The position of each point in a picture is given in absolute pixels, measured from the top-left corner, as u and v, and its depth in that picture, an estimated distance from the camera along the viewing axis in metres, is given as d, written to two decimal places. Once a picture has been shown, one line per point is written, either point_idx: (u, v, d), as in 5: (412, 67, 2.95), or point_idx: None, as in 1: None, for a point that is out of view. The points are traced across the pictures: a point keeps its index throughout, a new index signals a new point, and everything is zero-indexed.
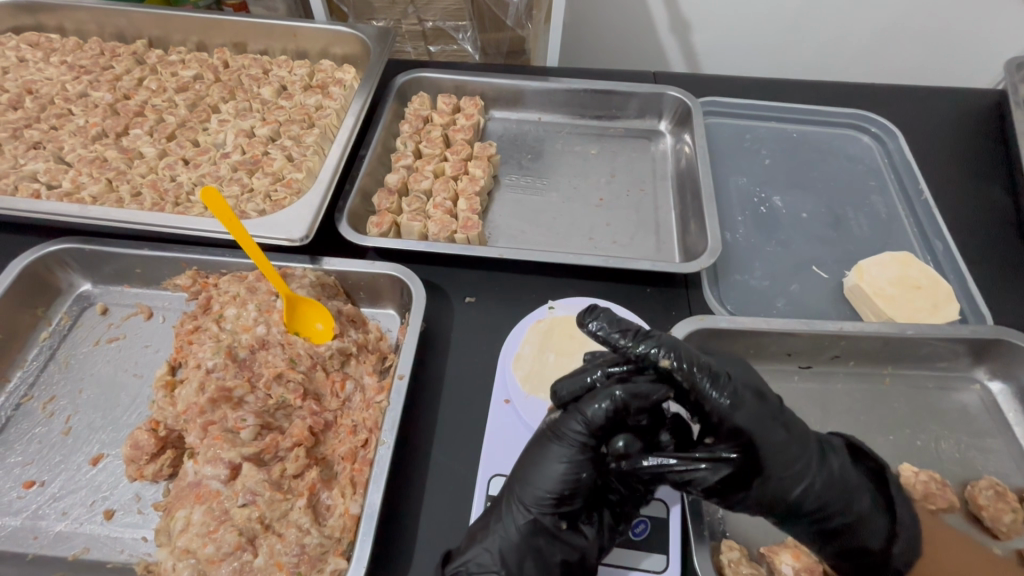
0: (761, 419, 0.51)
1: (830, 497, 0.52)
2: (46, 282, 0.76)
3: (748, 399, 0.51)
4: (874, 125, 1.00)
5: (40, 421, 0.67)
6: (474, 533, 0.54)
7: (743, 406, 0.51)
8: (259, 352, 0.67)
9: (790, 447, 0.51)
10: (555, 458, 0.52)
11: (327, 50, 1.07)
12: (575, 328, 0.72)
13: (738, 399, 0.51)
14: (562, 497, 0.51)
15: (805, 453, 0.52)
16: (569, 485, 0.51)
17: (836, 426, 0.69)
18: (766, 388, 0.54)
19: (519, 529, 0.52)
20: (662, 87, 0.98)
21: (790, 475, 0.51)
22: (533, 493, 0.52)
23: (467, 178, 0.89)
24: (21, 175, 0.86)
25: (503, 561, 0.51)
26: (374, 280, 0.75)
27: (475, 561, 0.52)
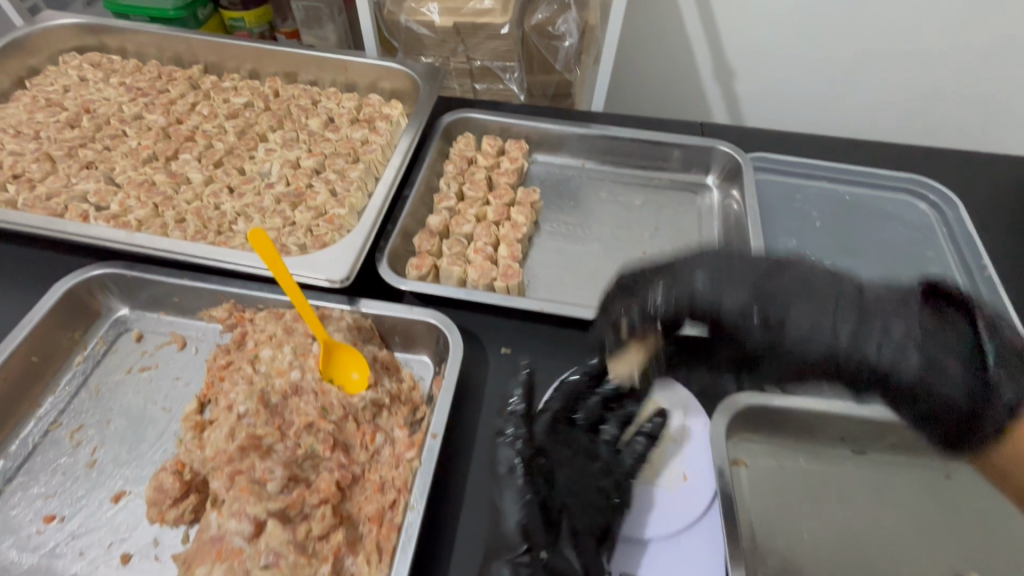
0: (765, 291, 0.58)
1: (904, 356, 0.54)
2: (86, 305, 0.76)
3: (764, 295, 0.58)
4: (932, 192, 0.96)
5: (66, 451, 0.66)
6: None
7: (723, 296, 0.59)
8: (291, 398, 0.65)
9: (816, 322, 0.56)
10: (509, 503, 0.58)
11: (376, 85, 1.08)
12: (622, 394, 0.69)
13: (693, 292, 0.60)
14: (527, 532, 0.55)
15: (767, 305, 0.57)
16: (529, 518, 0.56)
17: (895, 525, 0.63)
18: (736, 262, 0.60)
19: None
20: (712, 141, 0.96)
21: (803, 338, 0.56)
22: (504, 538, 0.57)
23: (510, 224, 0.87)
24: (72, 195, 0.88)
25: None
26: (411, 326, 0.73)
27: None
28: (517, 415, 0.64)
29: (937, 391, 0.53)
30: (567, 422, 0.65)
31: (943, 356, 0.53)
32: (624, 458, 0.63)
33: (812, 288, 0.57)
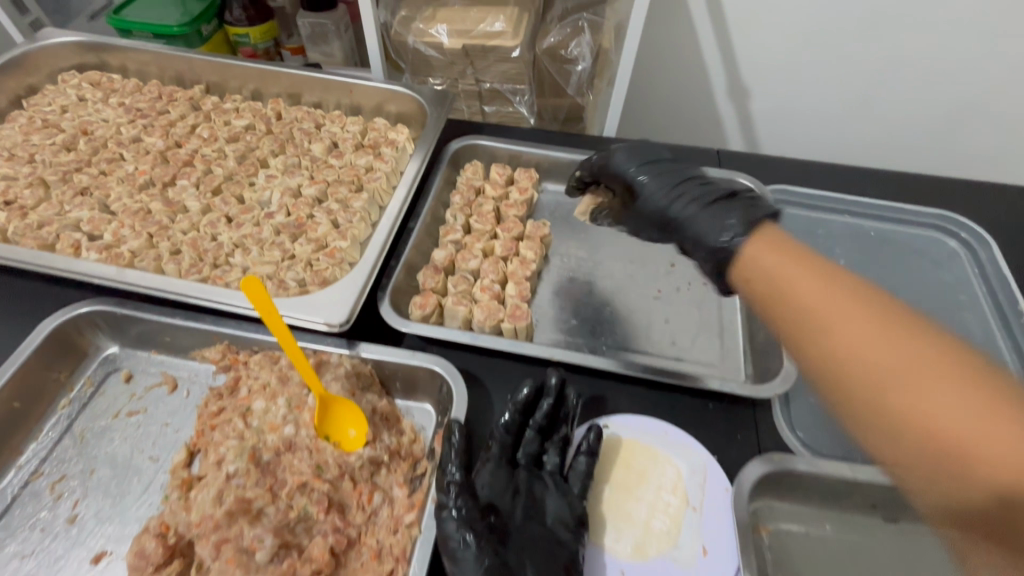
0: (641, 171, 0.77)
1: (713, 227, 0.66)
2: (74, 344, 0.73)
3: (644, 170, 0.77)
4: (964, 229, 0.92)
5: (46, 504, 0.63)
6: None
7: (615, 154, 0.80)
8: (285, 455, 0.61)
9: (669, 180, 0.74)
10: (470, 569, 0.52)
11: (382, 107, 1.05)
12: (634, 453, 0.64)
13: (608, 156, 0.81)
14: None
15: (648, 167, 0.77)
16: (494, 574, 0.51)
17: None
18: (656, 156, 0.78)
19: None
20: (731, 174, 0.92)
21: (646, 205, 0.75)
22: None
23: (518, 260, 0.83)
24: (64, 223, 0.85)
25: None
26: (413, 372, 0.69)
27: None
28: (458, 483, 0.56)
29: (710, 242, 0.66)
30: (507, 464, 0.60)
31: (716, 233, 0.66)
32: (572, 486, 0.60)
33: (655, 170, 0.76)
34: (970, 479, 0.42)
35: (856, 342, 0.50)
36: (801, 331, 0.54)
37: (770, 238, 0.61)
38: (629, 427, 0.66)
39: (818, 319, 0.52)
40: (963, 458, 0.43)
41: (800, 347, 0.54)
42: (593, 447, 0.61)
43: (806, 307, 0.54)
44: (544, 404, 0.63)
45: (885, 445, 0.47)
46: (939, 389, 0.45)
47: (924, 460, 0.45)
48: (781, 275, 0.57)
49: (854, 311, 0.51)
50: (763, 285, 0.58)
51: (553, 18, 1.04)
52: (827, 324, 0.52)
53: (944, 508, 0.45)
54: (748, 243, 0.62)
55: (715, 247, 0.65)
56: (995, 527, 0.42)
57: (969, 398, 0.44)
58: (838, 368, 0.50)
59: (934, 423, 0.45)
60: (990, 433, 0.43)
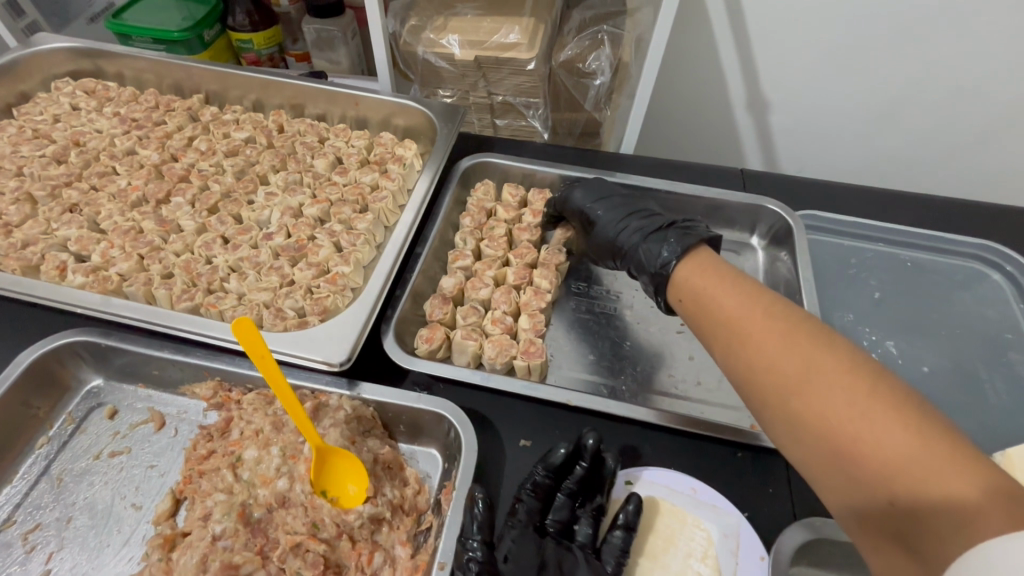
0: (593, 202, 0.81)
1: (654, 251, 0.69)
2: (55, 377, 0.68)
3: (598, 199, 0.80)
4: (1010, 262, 0.85)
5: (18, 558, 0.58)
6: None
7: (572, 188, 0.83)
8: (277, 511, 0.56)
9: (618, 208, 0.78)
10: None
11: (388, 121, 1.00)
12: (669, 519, 0.58)
13: (563, 190, 0.85)
14: None
15: (600, 196, 0.81)
16: None
17: None
18: (606, 189, 0.82)
19: None
20: (759, 198, 0.86)
21: (600, 234, 0.78)
22: None
23: (532, 289, 0.78)
24: (51, 243, 0.80)
25: None
26: (418, 416, 0.64)
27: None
28: (478, 562, 0.51)
29: (653, 265, 0.68)
30: (534, 534, 0.56)
31: (653, 255, 0.69)
32: (604, 563, 0.55)
33: (606, 199, 0.80)
34: (865, 477, 0.42)
35: (760, 347, 0.51)
36: (718, 340, 0.56)
37: (699, 258, 0.65)
38: (665, 488, 0.60)
39: (731, 326, 0.55)
40: (857, 455, 0.42)
41: (720, 356, 0.56)
42: (630, 521, 0.55)
43: (721, 317, 0.56)
44: (578, 468, 0.58)
45: (794, 447, 0.48)
46: (830, 390, 0.45)
47: (824, 458, 0.44)
48: (707, 293, 0.60)
49: (762, 319, 0.53)
50: (692, 303, 0.61)
51: (571, 30, 1.00)
52: (739, 332, 0.54)
53: (856, 513, 0.43)
54: (677, 264, 0.66)
55: (652, 269, 0.68)
56: (900, 531, 0.40)
57: (860, 399, 0.43)
58: (747, 375, 0.52)
59: (826, 419, 0.44)
60: (882, 433, 0.41)
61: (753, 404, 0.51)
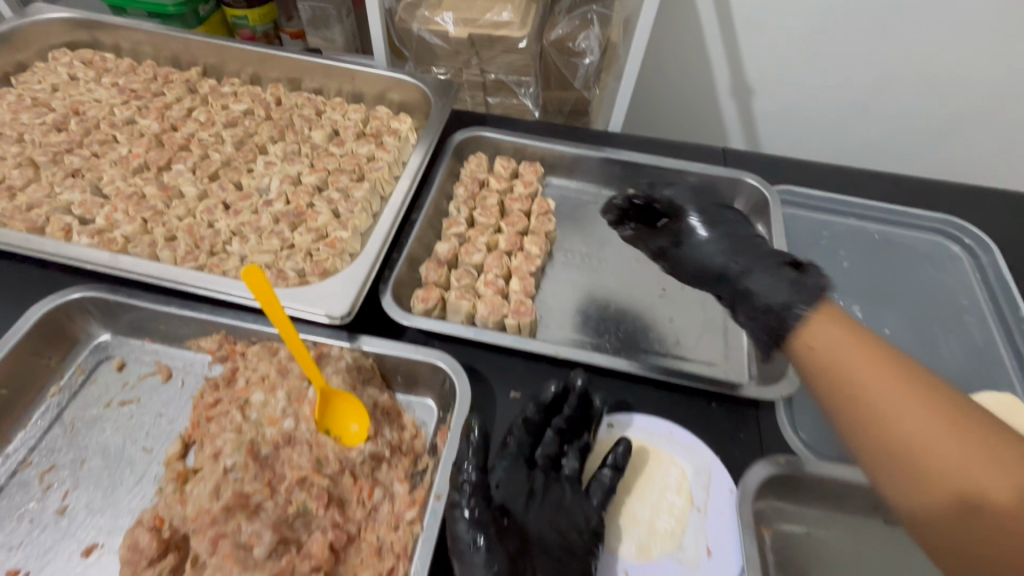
0: (700, 212, 0.74)
1: (779, 289, 0.60)
2: (64, 331, 0.70)
3: (707, 215, 0.73)
4: (967, 235, 0.92)
5: (35, 495, 0.61)
6: None
7: (681, 196, 0.76)
8: (283, 449, 0.60)
9: (729, 236, 0.70)
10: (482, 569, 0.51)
11: (384, 96, 1.03)
12: (648, 460, 0.63)
13: (668, 196, 0.76)
14: None
15: (705, 210, 0.74)
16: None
17: None
18: (718, 207, 0.74)
19: None
20: (738, 172, 0.92)
21: (702, 257, 0.70)
22: None
23: (522, 254, 0.82)
24: (55, 206, 0.82)
25: None
26: (415, 368, 0.68)
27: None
28: (472, 483, 0.55)
29: (772, 306, 0.59)
30: (524, 464, 0.59)
31: (778, 295, 0.59)
32: (590, 496, 0.59)
33: (708, 212, 0.73)
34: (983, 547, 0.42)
35: (878, 393, 0.48)
36: (822, 380, 0.52)
37: (839, 312, 0.56)
38: (644, 430, 0.65)
39: (839, 369, 0.51)
40: (975, 515, 0.43)
41: (830, 409, 0.52)
42: (618, 461, 0.60)
43: (842, 368, 0.51)
44: (565, 408, 0.62)
45: (899, 504, 0.47)
46: (959, 462, 0.44)
47: (940, 524, 0.44)
48: (830, 338, 0.53)
49: (893, 376, 0.49)
50: (814, 347, 0.53)
51: (562, 9, 1.03)
52: (862, 388, 0.49)
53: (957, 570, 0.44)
54: (814, 314, 0.55)
55: (769, 309, 0.59)
56: None
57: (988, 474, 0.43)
58: (859, 419, 0.49)
59: (949, 490, 0.44)
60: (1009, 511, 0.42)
61: (854, 446, 0.50)
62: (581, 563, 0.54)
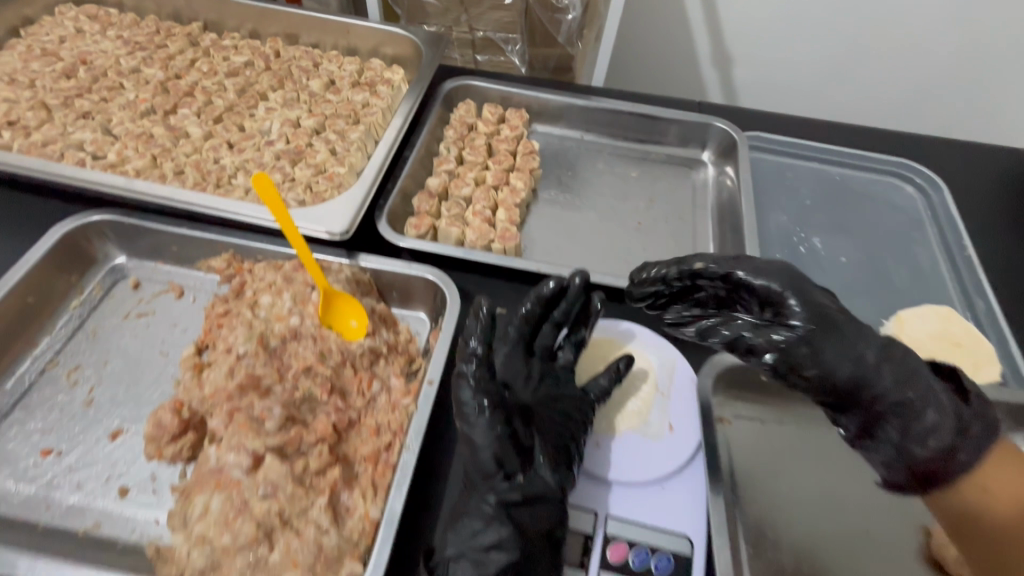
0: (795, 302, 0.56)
1: (932, 420, 0.51)
2: (83, 250, 0.76)
3: (813, 305, 0.55)
4: (918, 176, 0.99)
5: (63, 389, 0.67)
6: (449, 526, 0.55)
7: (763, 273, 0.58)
8: (290, 342, 0.66)
9: (848, 341, 0.54)
10: (484, 431, 0.56)
11: (377, 50, 1.08)
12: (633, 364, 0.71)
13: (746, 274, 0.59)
14: (499, 463, 0.56)
15: (802, 297, 0.56)
16: (500, 445, 0.56)
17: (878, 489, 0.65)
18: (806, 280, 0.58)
19: (485, 509, 0.55)
20: (709, 118, 0.99)
21: (825, 365, 0.53)
22: (476, 467, 0.56)
23: (508, 189, 0.89)
24: (68, 143, 0.87)
25: (485, 533, 0.53)
26: (409, 283, 0.74)
27: (475, 563, 0.52)
28: (479, 355, 0.59)
29: (925, 448, 0.51)
30: (523, 351, 0.65)
31: (934, 434, 0.50)
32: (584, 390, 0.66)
33: (814, 305, 0.55)
34: None
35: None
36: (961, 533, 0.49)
37: (1007, 451, 0.50)
38: (632, 338, 0.73)
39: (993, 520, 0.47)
40: None
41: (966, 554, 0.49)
42: (620, 370, 0.67)
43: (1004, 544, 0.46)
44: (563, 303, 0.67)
45: None
46: None
47: None
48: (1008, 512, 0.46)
49: None
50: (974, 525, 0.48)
51: None
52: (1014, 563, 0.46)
53: None
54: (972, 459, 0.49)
55: (920, 445, 0.51)
56: None
57: None
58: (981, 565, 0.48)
59: None
60: None
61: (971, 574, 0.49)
62: (575, 436, 0.61)
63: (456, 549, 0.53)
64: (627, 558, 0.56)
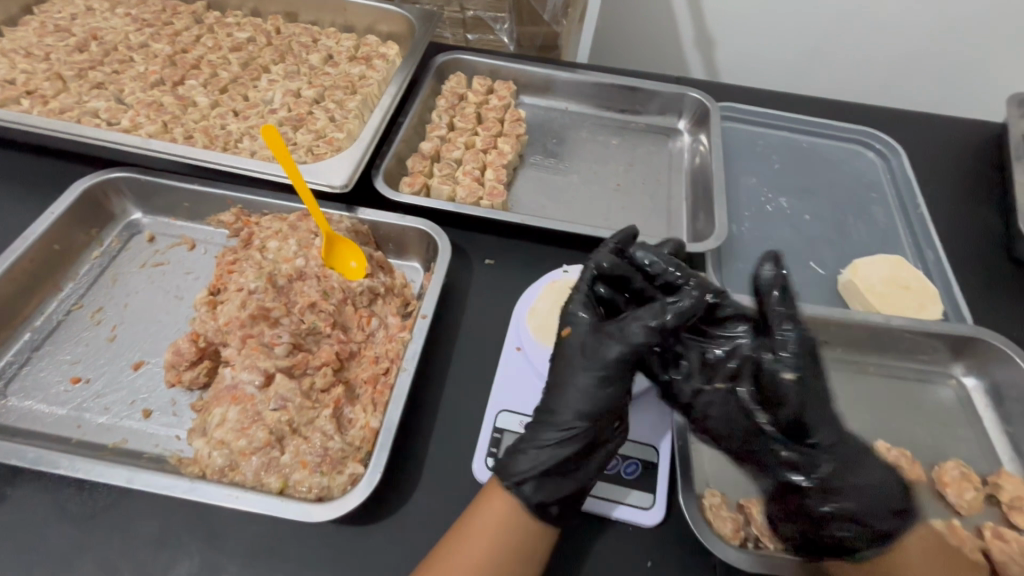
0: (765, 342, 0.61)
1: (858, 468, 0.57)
2: (102, 205, 0.82)
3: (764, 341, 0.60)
4: (879, 143, 1.07)
5: (88, 327, 0.73)
6: (533, 449, 0.57)
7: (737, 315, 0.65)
8: (296, 282, 0.73)
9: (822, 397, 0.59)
10: (603, 379, 0.59)
11: (373, 27, 1.15)
12: None
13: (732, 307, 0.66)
14: (606, 409, 0.58)
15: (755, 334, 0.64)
16: (612, 398, 0.59)
17: None
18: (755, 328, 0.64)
19: (577, 445, 0.57)
20: (684, 88, 1.05)
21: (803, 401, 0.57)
22: (583, 406, 0.58)
23: (496, 152, 0.95)
24: (84, 110, 0.93)
25: (570, 465, 0.56)
26: (404, 233, 0.81)
27: (541, 491, 0.55)
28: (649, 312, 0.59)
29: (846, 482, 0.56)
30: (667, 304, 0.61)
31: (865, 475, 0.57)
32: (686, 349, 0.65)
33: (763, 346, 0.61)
34: None
35: None
36: None
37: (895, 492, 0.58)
38: None
39: None
40: None
41: None
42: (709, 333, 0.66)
43: None
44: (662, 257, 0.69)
45: None
46: None
47: None
48: None
49: None
50: None
51: None
52: None
53: None
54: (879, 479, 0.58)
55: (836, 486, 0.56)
56: None
57: None
58: None
59: None
60: None
61: None
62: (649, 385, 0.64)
63: (537, 469, 0.56)
64: None
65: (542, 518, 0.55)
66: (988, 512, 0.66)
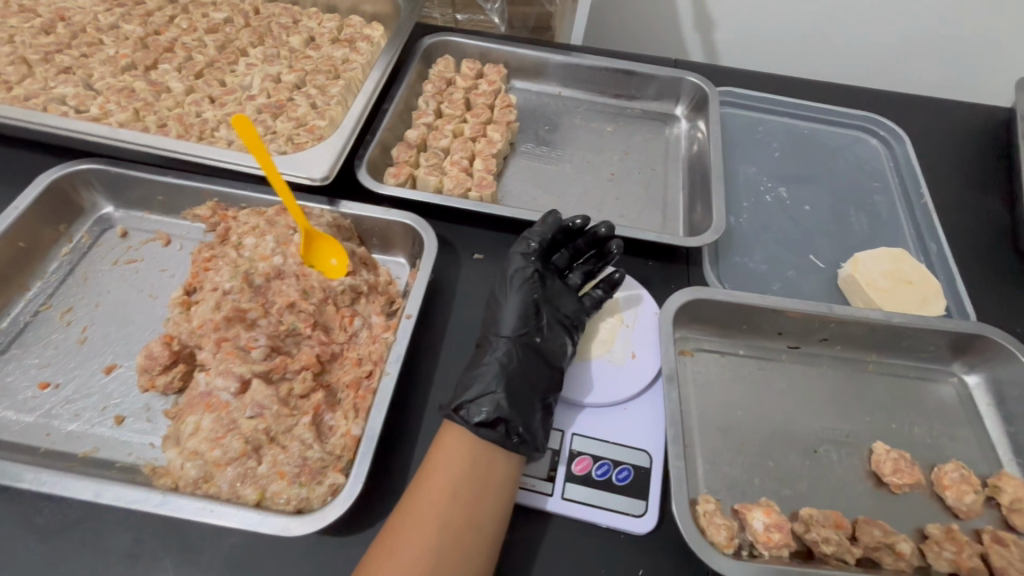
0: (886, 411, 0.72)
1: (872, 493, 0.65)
2: (70, 199, 0.78)
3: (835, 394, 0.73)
4: (883, 129, 1.03)
5: (57, 328, 0.70)
6: (467, 382, 0.62)
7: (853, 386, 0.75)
8: (274, 281, 0.70)
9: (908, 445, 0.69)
10: (517, 303, 0.68)
11: (357, 7, 1.09)
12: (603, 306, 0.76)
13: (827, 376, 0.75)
14: (523, 325, 0.66)
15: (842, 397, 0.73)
16: (525, 316, 0.67)
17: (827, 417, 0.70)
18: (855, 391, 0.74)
19: (505, 361, 0.63)
20: (682, 72, 1.01)
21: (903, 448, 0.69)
22: (502, 330, 0.66)
23: (486, 140, 0.91)
24: (50, 97, 0.88)
25: (502, 376, 0.61)
26: (389, 227, 0.77)
27: (470, 398, 0.60)
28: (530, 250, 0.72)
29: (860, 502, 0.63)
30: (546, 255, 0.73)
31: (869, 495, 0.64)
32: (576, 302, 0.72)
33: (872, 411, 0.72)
34: None
35: None
36: None
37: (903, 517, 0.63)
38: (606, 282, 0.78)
39: None
40: None
41: None
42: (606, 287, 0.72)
43: None
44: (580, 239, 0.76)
45: None
46: None
47: None
48: None
49: None
50: None
51: None
52: None
53: None
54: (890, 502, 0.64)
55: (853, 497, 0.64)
56: None
57: None
58: None
59: None
60: None
61: None
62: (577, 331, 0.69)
63: (474, 392, 0.61)
64: (590, 470, 0.62)
65: (490, 436, 0.57)
66: (987, 516, 0.64)
